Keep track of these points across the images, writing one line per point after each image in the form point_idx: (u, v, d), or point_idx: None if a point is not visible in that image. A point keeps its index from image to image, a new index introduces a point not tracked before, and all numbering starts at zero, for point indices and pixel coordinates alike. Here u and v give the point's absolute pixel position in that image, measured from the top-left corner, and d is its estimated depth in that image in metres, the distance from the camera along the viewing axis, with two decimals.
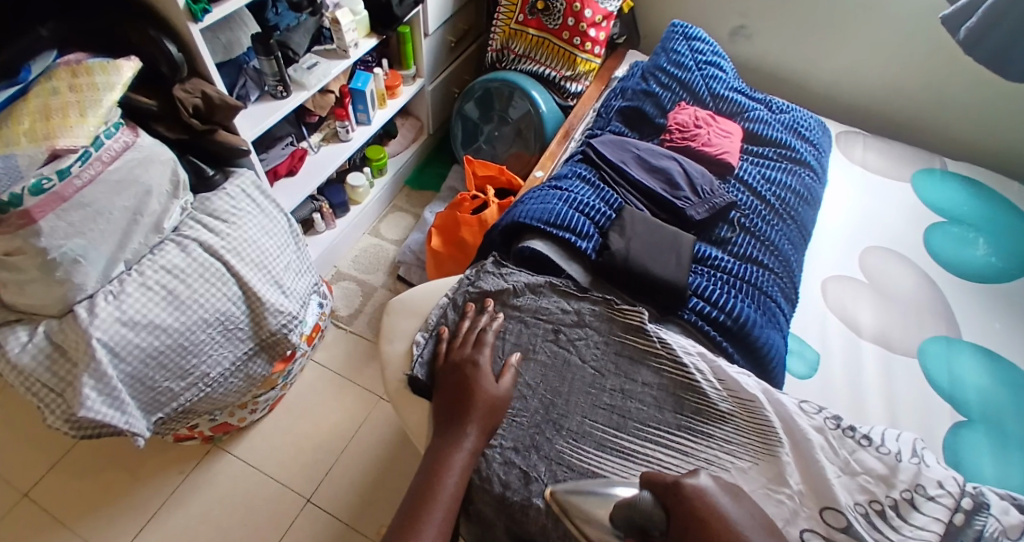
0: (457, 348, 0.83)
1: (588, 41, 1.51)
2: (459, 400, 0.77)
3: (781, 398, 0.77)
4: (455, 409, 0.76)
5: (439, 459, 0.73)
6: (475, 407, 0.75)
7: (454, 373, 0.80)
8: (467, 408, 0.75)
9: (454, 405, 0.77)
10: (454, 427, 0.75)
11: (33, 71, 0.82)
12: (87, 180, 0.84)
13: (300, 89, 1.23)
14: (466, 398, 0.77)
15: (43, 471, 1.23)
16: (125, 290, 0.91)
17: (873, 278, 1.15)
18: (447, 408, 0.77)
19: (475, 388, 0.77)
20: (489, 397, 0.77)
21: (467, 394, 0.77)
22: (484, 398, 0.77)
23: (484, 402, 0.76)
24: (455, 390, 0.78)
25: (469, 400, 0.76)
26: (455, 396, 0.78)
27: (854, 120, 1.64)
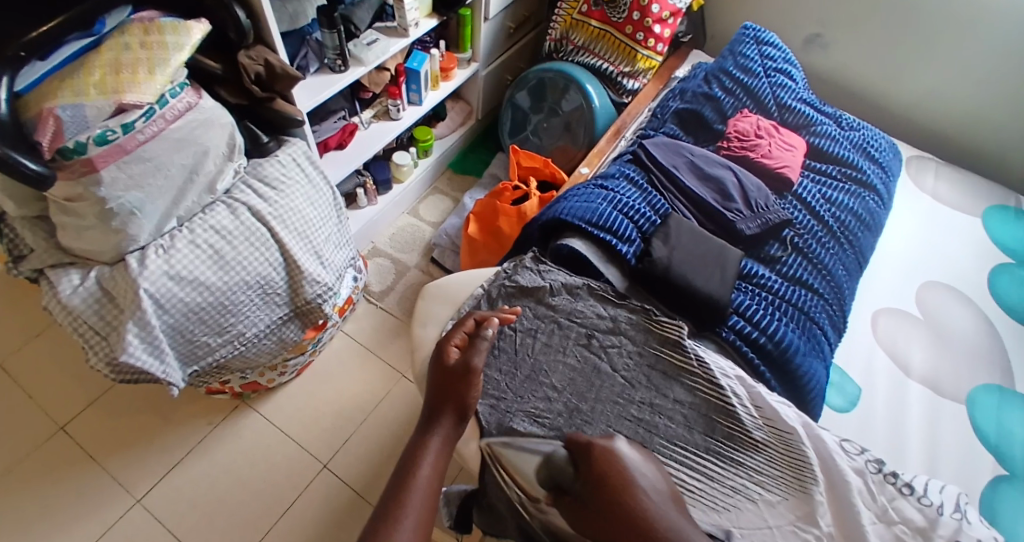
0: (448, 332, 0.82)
1: (652, 38, 1.47)
2: (434, 387, 0.76)
3: (821, 434, 0.73)
4: (435, 396, 0.75)
5: (416, 449, 0.71)
6: (447, 393, 0.75)
7: (436, 362, 0.77)
8: (440, 395, 0.75)
9: (436, 392, 0.75)
10: (432, 414, 0.74)
11: (107, 24, 0.83)
12: (150, 135, 0.86)
13: (358, 65, 1.24)
14: (447, 388, 0.75)
15: (82, 406, 1.29)
16: (174, 245, 0.94)
17: (928, 315, 1.09)
18: (429, 396, 0.76)
19: (447, 375, 0.75)
20: (459, 380, 0.75)
21: (440, 382, 0.75)
22: (455, 382, 0.75)
23: (453, 387, 0.75)
24: (436, 376, 0.76)
25: (442, 386, 0.75)
26: (435, 383, 0.76)
27: (925, 144, 1.56)
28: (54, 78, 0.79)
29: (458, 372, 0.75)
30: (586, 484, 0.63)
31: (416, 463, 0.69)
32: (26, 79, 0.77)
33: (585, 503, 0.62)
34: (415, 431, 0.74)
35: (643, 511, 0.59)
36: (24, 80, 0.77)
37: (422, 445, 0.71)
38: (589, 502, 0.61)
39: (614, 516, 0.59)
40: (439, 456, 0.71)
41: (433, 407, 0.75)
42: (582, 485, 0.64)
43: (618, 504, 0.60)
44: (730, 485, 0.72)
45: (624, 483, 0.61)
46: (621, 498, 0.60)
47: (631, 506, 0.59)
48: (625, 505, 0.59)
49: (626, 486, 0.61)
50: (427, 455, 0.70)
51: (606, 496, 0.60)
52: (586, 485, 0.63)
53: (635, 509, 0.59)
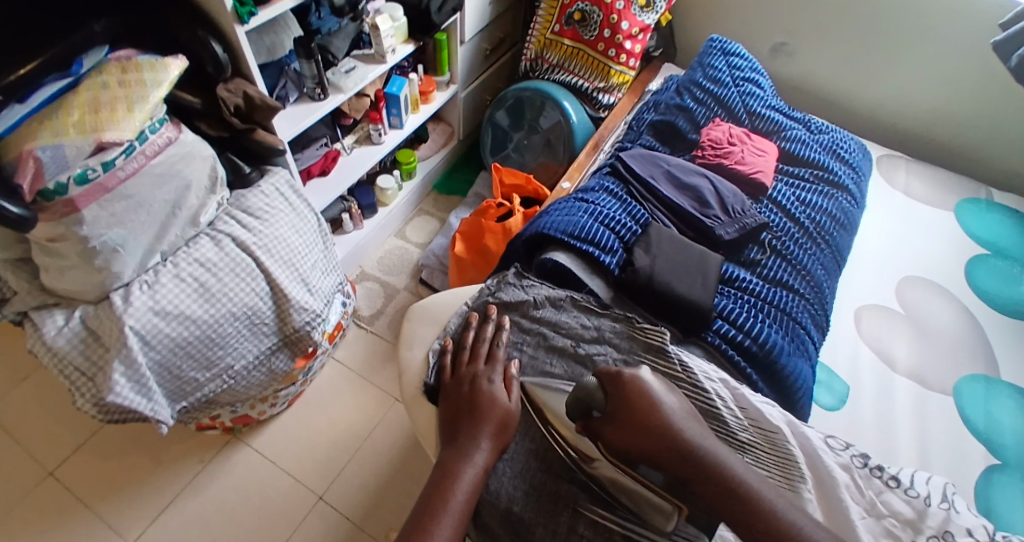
0: (467, 361, 0.83)
1: (623, 54, 1.51)
2: (468, 413, 0.76)
3: (806, 431, 0.74)
4: (468, 422, 0.75)
5: (448, 470, 0.71)
6: (486, 420, 0.75)
7: (457, 384, 0.81)
8: (477, 421, 0.75)
9: (464, 412, 0.77)
10: (468, 437, 0.74)
11: (84, 64, 0.84)
12: (131, 172, 0.87)
13: (338, 92, 1.26)
14: (478, 404, 0.76)
15: (69, 450, 1.27)
16: (159, 280, 0.94)
17: (909, 309, 1.11)
18: (458, 416, 0.77)
19: (486, 402, 0.76)
20: (501, 411, 0.76)
21: (477, 408, 0.76)
22: (496, 412, 0.76)
23: (495, 416, 0.75)
24: (462, 397, 0.78)
25: (479, 413, 0.75)
26: (465, 403, 0.77)
27: (895, 143, 1.60)
28: (33, 121, 0.79)
29: (498, 413, 0.76)
30: (617, 411, 0.67)
31: (448, 486, 0.69)
32: (4, 122, 0.77)
33: (615, 425, 0.66)
34: (449, 449, 0.74)
35: (673, 432, 0.65)
36: (1, 123, 0.77)
37: (456, 463, 0.71)
38: (619, 423, 0.66)
39: (642, 426, 0.65)
40: (475, 484, 0.70)
41: (466, 426, 0.75)
42: (610, 406, 0.69)
43: (647, 424, 0.65)
44: None
45: (647, 406, 0.66)
46: (647, 418, 0.65)
47: (655, 426, 0.65)
48: (649, 420, 0.65)
49: (649, 410, 0.66)
50: (461, 482, 0.69)
51: (636, 417, 0.66)
52: (615, 409, 0.67)
53: (666, 435, 0.64)
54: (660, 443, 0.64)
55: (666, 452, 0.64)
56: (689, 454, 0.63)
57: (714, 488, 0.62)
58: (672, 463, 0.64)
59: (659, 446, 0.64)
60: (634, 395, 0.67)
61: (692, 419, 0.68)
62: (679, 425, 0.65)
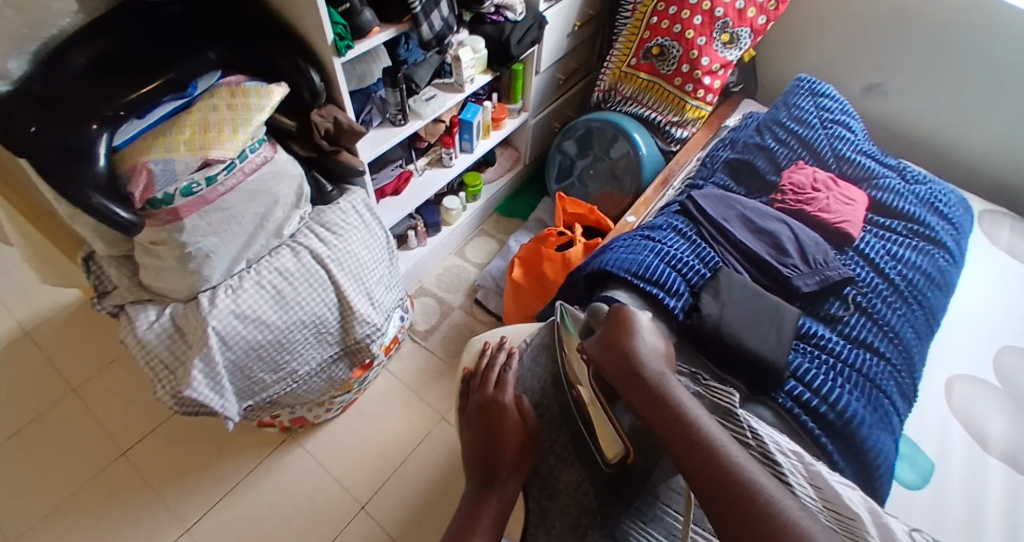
0: (480, 388, 0.88)
1: (702, 88, 1.49)
2: (492, 444, 0.80)
3: (889, 524, 0.62)
4: (491, 456, 0.79)
5: (476, 502, 0.76)
6: (507, 450, 0.79)
7: (479, 411, 0.86)
8: (499, 452, 0.79)
9: (488, 438, 0.81)
10: (494, 474, 0.78)
11: (198, 87, 0.93)
12: (229, 187, 0.94)
13: (416, 118, 1.31)
14: (499, 431, 0.81)
15: (142, 433, 1.36)
16: (241, 286, 1.00)
17: (1008, 384, 1.02)
18: (481, 448, 0.81)
19: (503, 429, 0.81)
20: (519, 437, 0.81)
21: (497, 438, 0.81)
22: (514, 439, 0.81)
23: (515, 443, 0.80)
24: (487, 417, 0.84)
25: (500, 443, 0.80)
26: (486, 432, 0.82)
27: (998, 195, 1.49)
28: (148, 135, 0.87)
29: (518, 440, 0.81)
30: (603, 330, 0.77)
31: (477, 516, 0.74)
32: (123, 136, 0.86)
33: (597, 342, 0.76)
34: (475, 490, 0.78)
35: (632, 353, 0.72)
36: (120, 137, 0.86)
37: (487, 495, 0.76)
38: (601, 342, 0.75)
39: (615, 343, 0.73)
40: (496, 517, 0.74)
41: (491, 456, 0.79)
42: (599, 332, 0.77)
43: (619, 344, 0.73)
44: None
45: (625, 333, 0.74)
46: (620, 343, 0.73)
47: (625, 348, 0.72)
48: (622, 339, 0.73)
49: (627, 336, 0.74)
50: (486, 513, 0.74)
51: (612, 340, 0.74)
52: (602, 333, 0.76)
53: (632, 356, 0.71)
54: (622, 365, 0.72)
55: (621, 371, 0.71)
56: (636, 373, 0.70)
57: (651, 407, 0.67)
58: (622, 384, 0.71)
59: (615, 366, 0.72)
60: (620, 318, 0.76)
61: (664, 364, 0.72)
62: (641, 350, 0.72)
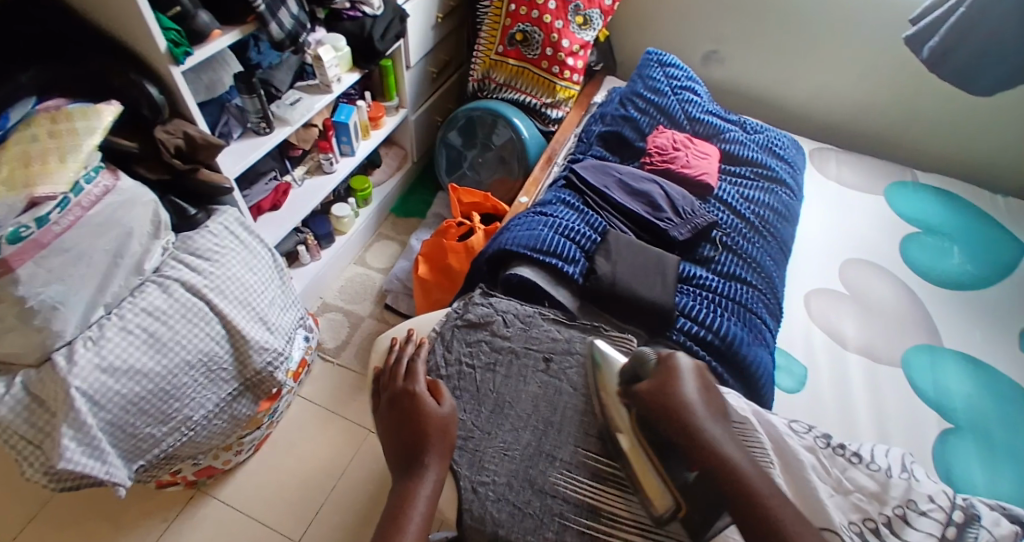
0: (392, 381, 0.83)
1: (567, 69, 1.55)
2: (411, 433, 0.75)
3: (771, 419, 0.79)
4: (414, 444, 0.75)
5: (403, 495, 0.70)
6: (429, 435, 0.75)
7: (391, 404, 0.80)
8: (421, 438, 0.74)
9: (405, 426, 0.76)
10: (418, 460, 0.73)
11: (10, 118, 0.81)
12: (67, 226, 0.83)
13: (284, 125, 1.24)
14: (417, 418, 0.77)
15: (17, 527, 1.18)
16: (104, 335, 0.89)
17: (855, 289, 1.17)
18: (401, 439, 0.76)
19: (422, 413, 0.77)
20: (439, 421, 0.77)
21: (416, 425, 0.76)
22: (435, 424, 0.76)
23: (437, 428, 0.76)
24: (403, 409, 0.78)
25: (421, 429, 0.75)
26: (404, 423, 0.77)
27: (828, 135, 1.68)
28: None
29: (438, 424, 0.76)
30: (659, 377, 0.71)
31: (407, 512, 0.67)
32: None
33: (651, 391, 0.70)
34: (399, 479, 0.73)
35: (688, 405, 0.67)
36: None
37: (411, 485, 0.71)
38: (655, 391, 0.70)
39: (673, 395, 0.68)
40: (430, 505, 0.69)
41: (412, 445, 0.75)
42: (650, 378, 0.72)
43: (673, 395, 0.68)
44: None
45: (677, 380, 0.70)
46: (673, 395, 0.68)
47: (681, 401, 0.68)
48: (677, 390, 0.69)
49: (681, 386, 0.69)
50: (418, 503, 0.69)
51: (663, 389, 0.69)
52: (658, 382, 0.71)
53: (688, 407, 0.67)
54: (677, 417, 0.67)
55: (677, 425, 0.66)
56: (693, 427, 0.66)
57: (719, 474, 0.63)
58: (680, 438, 0.66)
59: (670, 419, 0.67)
60: (672, 366, 0.72)
61: (716, 415, 0.69)
62: (697, 402, 0.68)
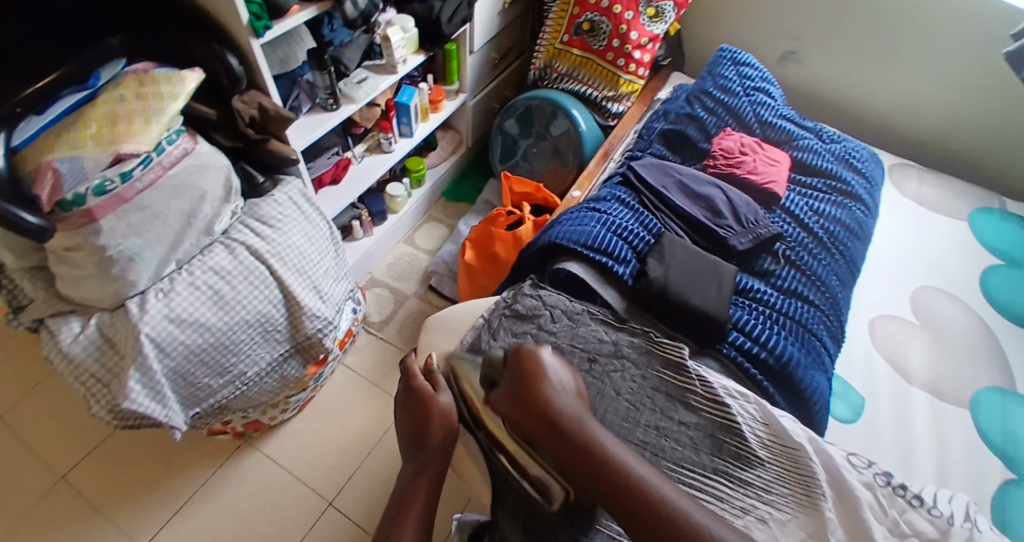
0: (406, 383, 0.86)
1: (633, 63, 1.51)
2: (422, 427, 0.82)
3: (827, 449, 0.74)
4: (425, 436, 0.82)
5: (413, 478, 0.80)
6: (436, 429, 0.81)
7: (405, 403, 0.85)
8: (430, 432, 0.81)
9: (417, 419, 0.83)
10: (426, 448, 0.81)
11: (101, 78, 0.85)
12: (147, 184, 0.88)
13: (349, 102, 1.26)
14: (426, 413, 0.82)
15: (79, 457, 1.27)
16: (174, 288, 0.94)
17: (924, 319, 1.10)
18: (413, 431, 0.83)
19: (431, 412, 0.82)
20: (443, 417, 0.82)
21: (425, 420, 0.82)
22: (440, 419, 0.82)
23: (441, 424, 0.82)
24: (414, 403, 0.84)
25: (428, 424, 0.82)
26: (415, 418, 0.83)
27: (908, 150, 1.59)
28: (51, 133, 0.80)
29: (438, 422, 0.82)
30: (512, 380, 0.74)
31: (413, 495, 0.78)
32: (22, 135, 0.79)
33: (507, 395, 0.73)
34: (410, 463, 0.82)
35: (548, 402, 0.71)
36: (20, 135, 0.78)
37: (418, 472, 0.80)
38: (513, 398, 0.72)
39: (530, 398, 0.71)
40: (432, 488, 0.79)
41: (421, 438, 0.82)
42: (506, 382, 0.74)
43: (533, 398, 0.71)
44: (740, 506, 0.72)
45: (536, 381, 0.72)
46: (535, 397, 0.71)
47: (542, 402, 0.71)
48: (536, 391, 0.72)
49: (539, 386, 0.72)
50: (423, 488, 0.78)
51: (524, 394, 0.72)
52: (512, 381, 0.73)
53: (547, 407, 0.71)
54: (540, 417, 0.71)
55: (541, 427, 0.70)
56: (555, 426, 0.70)
57: (589, 465, 0.68)
58: (543, 436, 0.70)
59: (533, 421, 0.71)
60: (526, 366, 0.73)
61: (577, 403, 0.74)
62: (560, 401, 0.72)
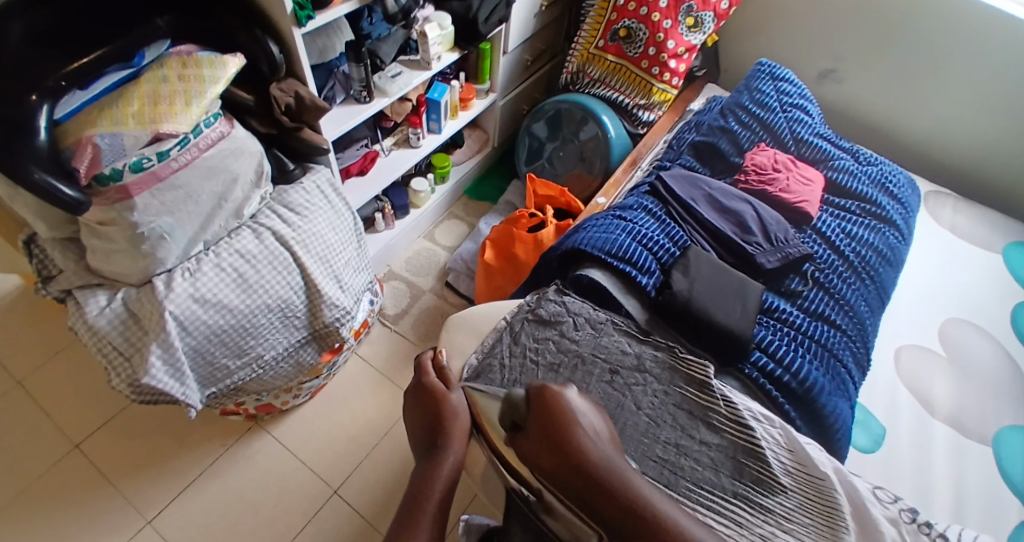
0: (419, 383, 0.87)
1: (667, 72, 1.49)
2: (434, 423, 0.82)
3: (853, 481, 0.73)
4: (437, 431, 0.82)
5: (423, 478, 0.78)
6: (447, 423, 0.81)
7: (417, 403, 0.86)
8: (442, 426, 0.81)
9: (430, 416, 0.83)
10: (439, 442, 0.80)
11: (145, 56, 0.86)
12: (183, 163, 0.89)
13: (382, 96, 1.27)
14: (438, 409, 0.83)
15: (95, 427, 1.30)
16: (200, 269, 0.95)
17: (952, 352, 1.08)
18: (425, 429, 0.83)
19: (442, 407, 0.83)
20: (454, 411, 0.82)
21: (437, 416, 0.82)
22: (451, 413, 0.82)
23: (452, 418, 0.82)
24: (426, 400, 0.84)
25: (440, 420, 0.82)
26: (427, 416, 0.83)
27: (944, 177, 1.55)
28: (93, 108, 0.81)
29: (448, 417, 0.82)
30: (534, 424, 0.69)
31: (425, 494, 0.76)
32: (66, 108, 0.80)
33: (535, 441, 0.68)
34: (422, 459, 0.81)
35: (581, 450, 0.66)
36: (61, 109, 0.79)
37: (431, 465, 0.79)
38: (538, 443, 0.67)
39: (560, 441, 0.66)
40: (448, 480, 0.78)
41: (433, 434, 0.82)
42: (530, 427, 0.70)
43: (563, 444, 0.66)
44: (760, 532, 0.67)
45: (564, 426, 0.67)
46: (567, 440, 0.66)
47: (575, 447, 0.66)
48: (564, 435, 0.67)
49: (568, 429, 0.67)
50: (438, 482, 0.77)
51: (555, 437, 0.67)
52: (537, 424, 0.69)
53: (579, 454, 0.65)
54: (574, 466, 0.65)
55: (576, 477, 0.64)
56: (594, 476, 0.64)
57: (637, 525, 0.61)
58: (581, 490, 0.64)
59: (567, 470, 0.65)
60: (551, 407, 0.69)
61: (611, 449, 0.69)
62: (592, 445, 0.67)
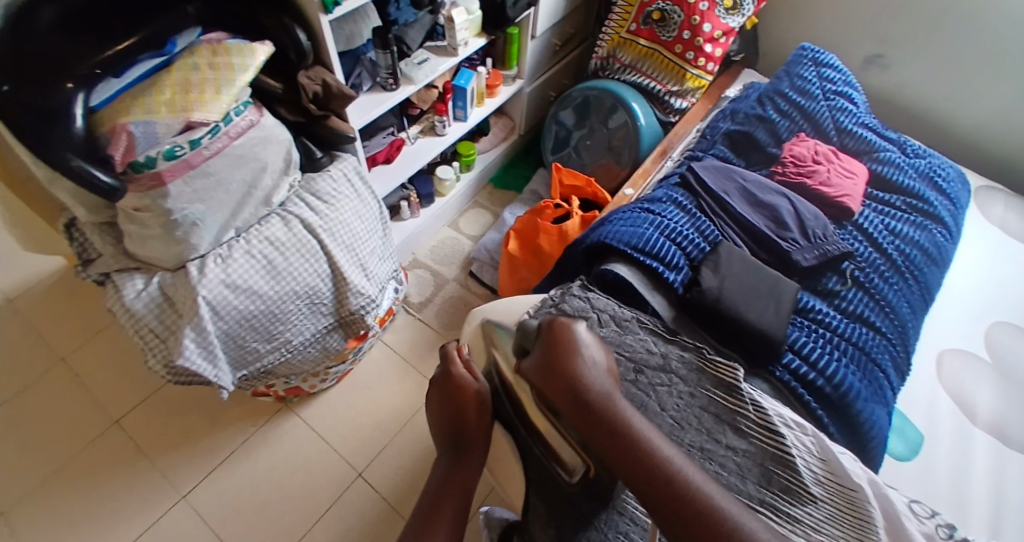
0: (444, 376, 0.87)
1: (702, 57, 1.44)
2: (459, 419, 0.84)
3: (888, 494, 0.68)
4: (461, 430, 0.84)
5: (447, 476, 0.81)
6: (472, 424, 0.83)
7: (442, 395, 0.86)
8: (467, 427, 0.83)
9: (455, 412, 0.84)
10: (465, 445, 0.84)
11: (178, 44, 0.88)
12: (214, 151, 0.90)
13: (408, 82, 1.26)
14: (461, 404, 0.84)
15: (133, 404, 1.35)
16: (231, 255, 0.97)
17: (999, 358, 1.02)
18: (449, 423, 0.85)
19: (467, 404, 0.84)
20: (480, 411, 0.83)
21: (462, 411, 0.84)
22: (477, 414, 0.83)
23: (478, 419, 0.83)
24: (450, 391, 0.85)
25: (465, 417, 0.83)
26: (451, 411, 0.85)
27: (996, 171, 1.47)
28: (127, 95, 0.83)
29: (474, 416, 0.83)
30: (542, 349, 0.74)
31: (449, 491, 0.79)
32: (101, 96, 0.82)
33: (540, 365, 0.73)
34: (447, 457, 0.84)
35: (578, 377, 0.71)
36: (98, 97, 0.81)
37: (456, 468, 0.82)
38: (542, 370, 0.73)
39: (558, 369, 0.71)
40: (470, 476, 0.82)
41: (457, 431, 0.84)
42: (537, 351, 0.75)
43: (561, 371, 0.71)
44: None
45: (568, 352, 0.72)
46: (566, 369, 0.71)
47: (572, 374, 0.71)
48: (565, 365, 0.72)
49: (569, 358, 0.72)
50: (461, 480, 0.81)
51: (557, 366, 0.72)
52: (543, 351, 0.74)
53: (575, 378, 0.71)
54: (569, 390, 0.71)
55: (567, 398, 0.71)
56: (584, 400, 0.70)
57: (615, 440, 0.67)
58: (567, 409, 0.71)
59: (561, 392, 0.71)
60: (558, 337, 0.74)
61: (608, 379, 0.73)
62: (588, 375, 0.72)
